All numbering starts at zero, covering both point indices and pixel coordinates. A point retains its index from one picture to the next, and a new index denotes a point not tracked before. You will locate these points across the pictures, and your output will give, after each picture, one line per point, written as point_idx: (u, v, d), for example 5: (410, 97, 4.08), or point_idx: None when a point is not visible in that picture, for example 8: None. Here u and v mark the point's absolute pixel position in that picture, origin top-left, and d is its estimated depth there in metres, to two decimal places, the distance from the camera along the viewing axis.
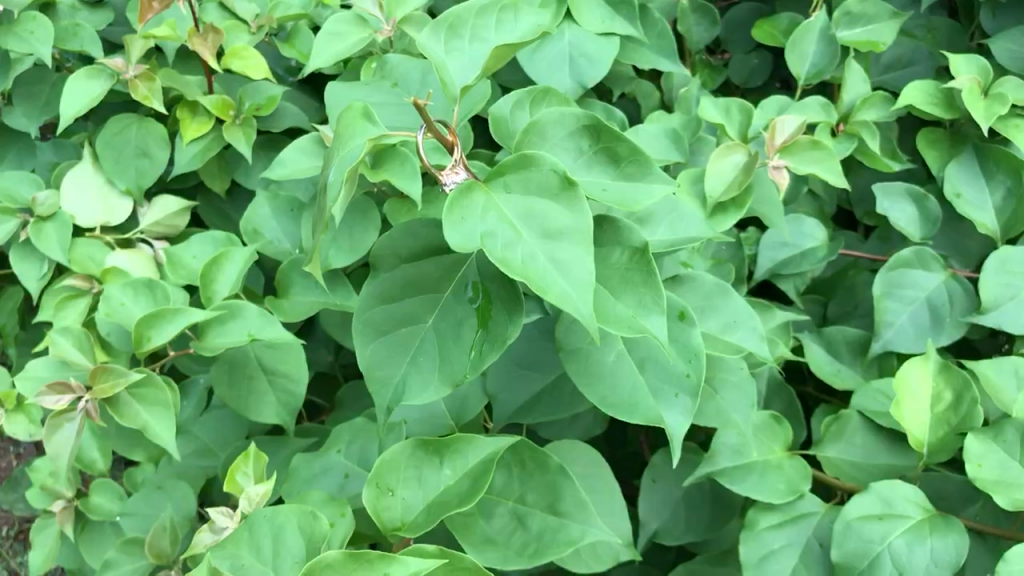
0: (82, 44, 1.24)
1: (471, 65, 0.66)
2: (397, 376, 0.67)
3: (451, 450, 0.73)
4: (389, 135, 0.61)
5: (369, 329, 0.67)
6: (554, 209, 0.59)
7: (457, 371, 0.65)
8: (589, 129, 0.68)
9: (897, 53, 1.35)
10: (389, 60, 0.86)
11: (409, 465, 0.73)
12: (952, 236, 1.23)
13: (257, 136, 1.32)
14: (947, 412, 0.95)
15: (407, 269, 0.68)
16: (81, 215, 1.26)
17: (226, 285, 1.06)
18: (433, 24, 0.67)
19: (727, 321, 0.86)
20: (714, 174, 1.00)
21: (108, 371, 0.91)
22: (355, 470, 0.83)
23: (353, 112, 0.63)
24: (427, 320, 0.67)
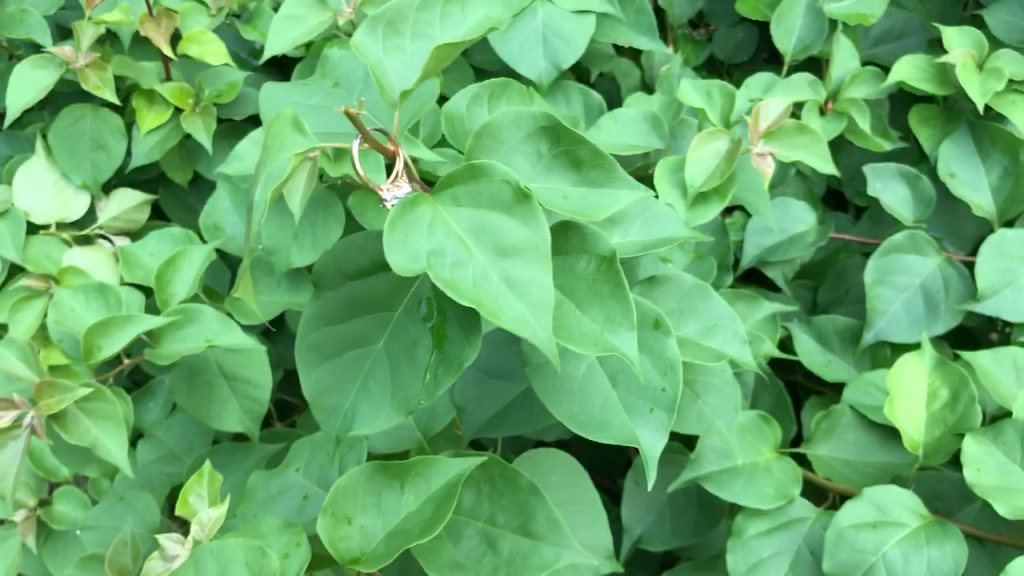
0: (28, 31, 1.17)
1: (411, 67, 0.62)
2: (346, 403, 0.64)
3: (412, 475, 0.68)
4: (318, 145, 0.57)
5: (315, 353, 0.64)
6: (508, 222, 0.56)
7: (410, 397, 0.62)
8: (548, 129, 0.62)
9: (888, 26, 1.29)
10: (334, 56, 0.78)
11: (367, 491, 0.69)
12: (946, 218, 1.18)
13: (218, 124, 1.26)
14: (944, 410, 0.90)
15: (353, 285, 0.65)
16: (35, 211, 1.20)
17: (184, 287, 1.01)
18: (372, 20, 0.63)
19: (707, 324, 0.81)
20: (694, 159, 0.95)
21: (54, 387, 0.85)
22: (314, 490, 0.78)
23: (280, 118, 0.59)
24: (379, 340, 0.64)
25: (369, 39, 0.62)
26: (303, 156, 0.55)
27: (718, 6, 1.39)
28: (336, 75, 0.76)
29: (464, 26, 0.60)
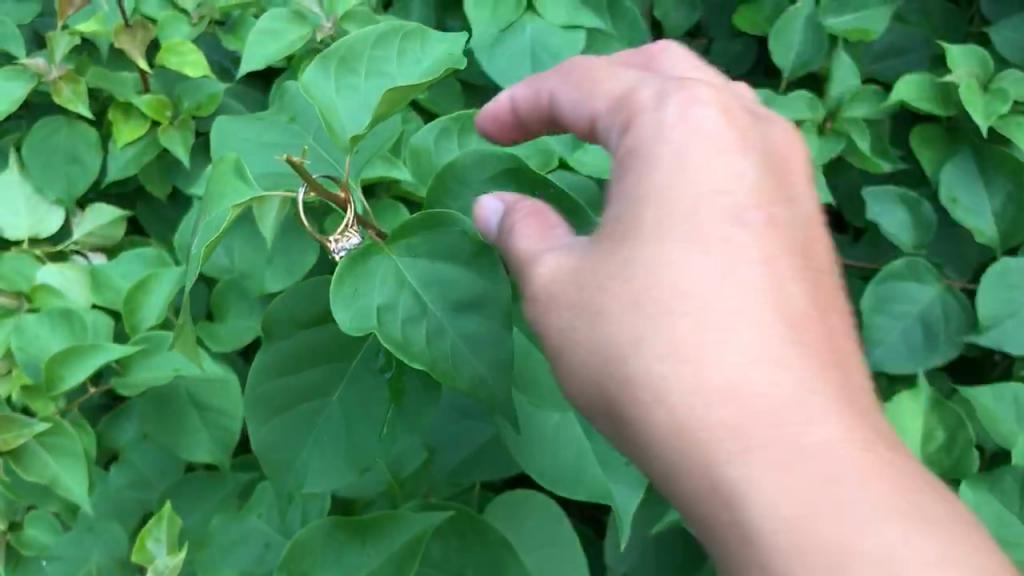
0: (2, 41, 1.13)
1: (361, 110, 0.69)
2: (299, 458, 0.70)
3: (373, 532, 0.73)
4: (257, 197, 0.63)
5: (264, 408, 0.68)
6: (463, 276, 0.64)
7: (367, 454, 0.70)
8: (512, 171, 0.67)
9: (889, 41, 1.25)
10: (289, 87, 0.83)
11: (329, 548, 0.73)
12: (948, 243, 1.14)
13: (198, 138, 1.23)
14: (938, 453, 0.87)
15: (304, 335, 0.69)
16: (9, 227, 1.16)
17: (153, 312, 0.97)
18: (325, 57, 0.70)
19: None
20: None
21: (12, 421, 0.83)
22: (275, 538, 0.81)
23: (225, 164, 0.66)
24: (334, 392, 0.70)
25: (322, 81, 0.69)
26: (238, 209, 0.61)
27: (715, 17, 1.35)
28: (292, 107, 0.81)
29: (420, 68, 0.70)
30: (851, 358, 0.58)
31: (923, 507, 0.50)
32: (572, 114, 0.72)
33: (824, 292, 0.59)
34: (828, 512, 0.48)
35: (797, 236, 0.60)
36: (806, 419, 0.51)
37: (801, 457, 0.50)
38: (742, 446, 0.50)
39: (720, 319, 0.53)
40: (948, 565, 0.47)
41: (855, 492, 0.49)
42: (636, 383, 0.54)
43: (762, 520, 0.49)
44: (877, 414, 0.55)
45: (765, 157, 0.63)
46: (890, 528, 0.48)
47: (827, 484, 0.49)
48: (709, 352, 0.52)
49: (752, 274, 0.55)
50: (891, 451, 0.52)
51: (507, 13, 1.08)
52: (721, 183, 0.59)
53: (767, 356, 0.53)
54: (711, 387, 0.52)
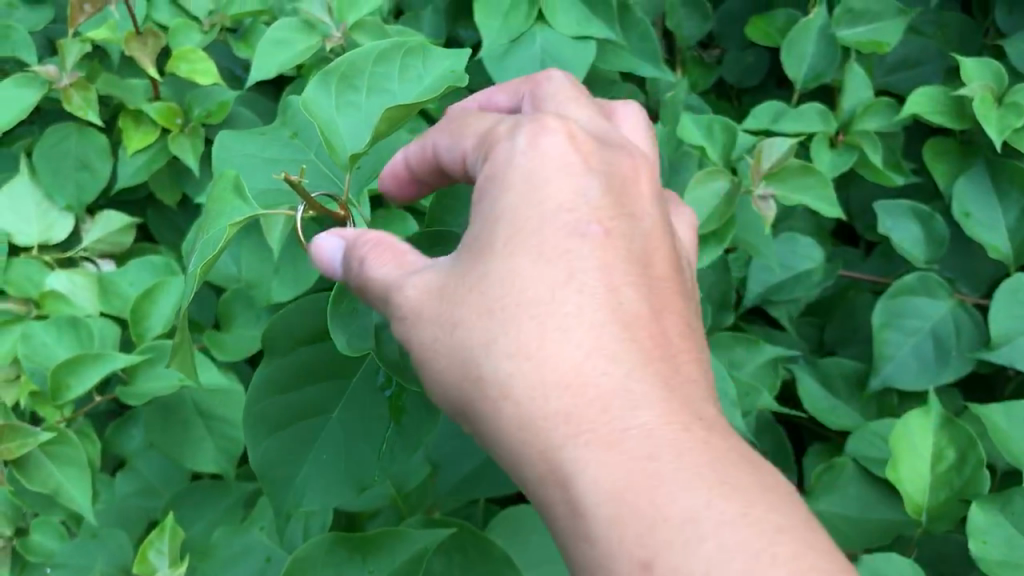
0: (14, 48, 1.14)
1: (362, 126, 0.71)
2: (297, 475, 0.70)
3: (374, 549, 0.74)
4: (256, 213, 0.62)
5: (263, 425, 0.69)
6: None
7: (366, 473, 0.71)
8: None
9: (904, 53, 1.24)
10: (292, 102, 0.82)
11: (329, 563, 0.74)
12: (960, 257, 1.13)
13: (208, 145, 1.23)
14: (949, 473, 0.86)
15: (303, 352, 0.71)
16: (19, 233, 1.16)
17: (160, 321, 0.97)
18: (326, 73, 0.71)
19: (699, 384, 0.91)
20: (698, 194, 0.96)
21: (16, 430, 0.83)
22: (277, 552, 0.82)
23: (225, 182, 0.66)
24: (334, 410, 0.72)
25: (323, 101, 0.70)
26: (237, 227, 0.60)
27: (728, 28, 1.35)
28: (296, 122, 0.80)
29: (422, 84, 0.72)
30: (690, 357, 0.59)
31: (739, 480, 0.51)
32: (450, 160, 0.72)
33: (664, 294, 0.60)
34: (646, 488, 0.50)
35: (643, 245, 0.62)
36: (630, 405, 0.53)
37: (622, 439, 0.52)
38: (570, 433, 0.52)
39: (555, 319, 0.55)
40: (758, 530, 0.49)
41: (673, 468, 0.51)
42: (493, 387, 0.56)
43: (589, 500, 0.51)
44: (708, 404, 0.57)
45: (618, 168, 0.64)
46: (702, 500, 0.50)
47: (647, 465, 0.51)
48: (545, 349, 0.54)
49: (590, 278, 0.57)
50: (718, 435, 0.54)
51: (517, 24, 1.07)
52: (569, 199, 0.60)
53: (597, 350, 0.55)
54: (556, 382, 0.53)
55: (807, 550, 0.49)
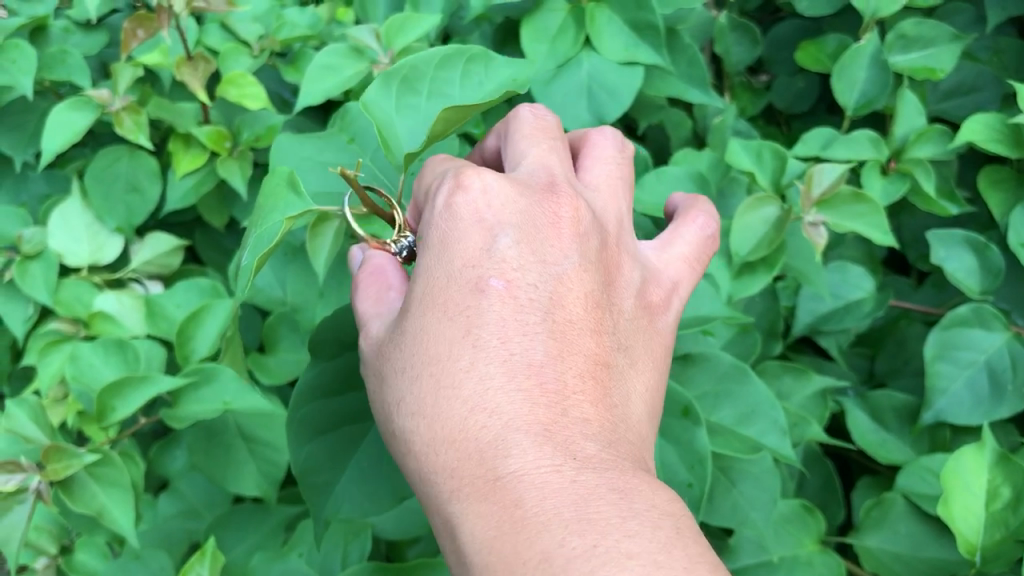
0: (68, 73, 1.16)
1: (421, 124, 0.75)
2: (334, 483, 0.72)
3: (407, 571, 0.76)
4: (310, 209, 0.63)
5: (305, 432, 0.70)
6: None
7: (405, 484, 0.74)
8: None
9: (959, 79, 1.21)
10: (352, 108, 0.85)
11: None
12: (1017, 287, 1.10)
13: (257, 169, 1.24)
14: (1005, 512, 0.83)
15: (349, 357, 0.72)
16: (69, 253, 1.19)
17: (205, 344, 0.98)
18: (388, 75, 0.75)
19: (746, 411, 0.90)
20: (743, 232, 0.95)
21: (62, 451, 0.82)
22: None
23: (278, 179, 0.67)
24: (375, 418, 0.74)
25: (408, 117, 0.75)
26: (293, 221, 0.61)
27: (779, 52, 1.33)
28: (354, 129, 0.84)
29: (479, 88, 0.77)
30: (590, 397, 0.60)
31: (599, 515, 0.51)
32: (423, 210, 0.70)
33: (567, 337, 0.61)
34: (511, 534, 0.51)
35: (547, 292, 0.62)
36: (505, 453, 0.54)
37: (495, 490, 0.53)
38: (457, 490, 0.54)
39: (447, 375, 0.57)
40: (608, 557, 0.49)
41: (537, 510, 0.51)
42: (402, 445, 0.59)
43: (470, 550, 0.53)
44: (598, 441, 0.57)
45: (538, 206, 0.65)
46: (557, 537, 0.50)
47: (515, 511, 0.52)
48: (437, 408, 0.57)
49: (485, 330, 0.59)
50: (597, 473, 0.54)
51: (565, 49, 1.07)
52: (473, 256, 0.61)
53: (481, 406, 0.56)
54: (445, 438, 0.56)
55: None
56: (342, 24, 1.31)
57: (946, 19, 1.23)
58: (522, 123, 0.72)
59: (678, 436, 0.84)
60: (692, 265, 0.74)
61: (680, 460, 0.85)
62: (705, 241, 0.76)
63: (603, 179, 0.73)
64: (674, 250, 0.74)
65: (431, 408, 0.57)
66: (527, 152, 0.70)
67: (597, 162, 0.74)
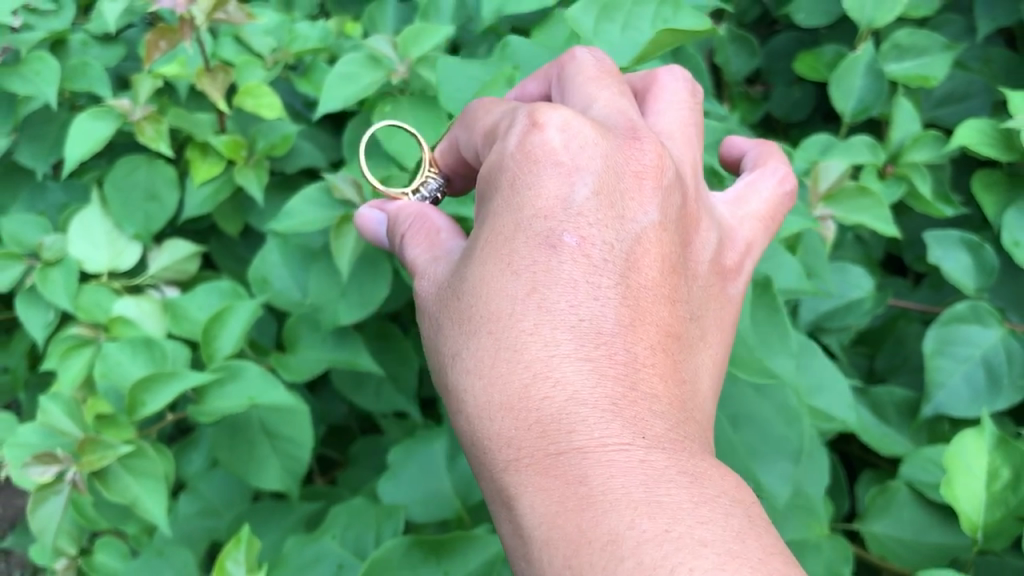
0: (89, 83, 1.19)
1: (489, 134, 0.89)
2: None
3: (447, 550, 0.80)
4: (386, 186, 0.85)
5: None
6: None
7: None
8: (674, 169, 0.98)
9: (951, 87, 1.26)
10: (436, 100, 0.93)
11: (402, 566, 0.79)
12: (1012, 287, 1.13)
13: (272, 177, 1.27)
14: (1005, 492, 0.86)
15: None
16: (88, 260, 1.20)
17: (229, 342, 1.00)
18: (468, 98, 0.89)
19: (814, 383, 0.97)
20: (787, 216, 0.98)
21: (96, 442, 0.85)
22: (349, 559, 0.83)
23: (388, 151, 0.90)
24: None
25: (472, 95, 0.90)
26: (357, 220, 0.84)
27: (776, 64, 1.38)
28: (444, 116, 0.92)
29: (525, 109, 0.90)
30: (660, 374, 0.61)
31: (670, 499, 0.53)
32: (468, 148, 0.78)
33: (642, 305, 0.64)
34: (576, 512, 0.53)
35: (621, 254, 0.65)
36: (570, 429, 0.56)
37: (559, 462, 0.55)
38: (516, 458, 0.57)
39: (510, 336, 0.60)
40: (682, 544, 0.50)
41: (604, 490, 0.53)
42: (458, 404, 0.62)
43: (528, 524, 0.55)
44: (666, 417, 0.59)
45: (619, 150, 0.68)
46: (626, 520, 0.52)
47: (576, 486, 0.54)
48: (497, 370, 0.59)
49: (553, 288, 0.61)
50: (667, 454, 0.56)
51: (577, 33, 1.04)
52: (543, 211, 0.64)
53: (546, 375, 0.58)
54: (505, 404, 0.58)
55: (732, 567, 0.49)
56: (350, 38, 1.34)
57: (938, 30, 1.28)
58: (582, 69, 0.78)
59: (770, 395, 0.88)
60: (765, 222, 0.78)
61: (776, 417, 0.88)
62: (783, 196, 0.79)
63: (678, 127, 0.78)
64: (748, 209, 0.78)
65: (490, 368, 0.60)
66: (597, 94, 0.76)
67: (670, 101, 0.80)
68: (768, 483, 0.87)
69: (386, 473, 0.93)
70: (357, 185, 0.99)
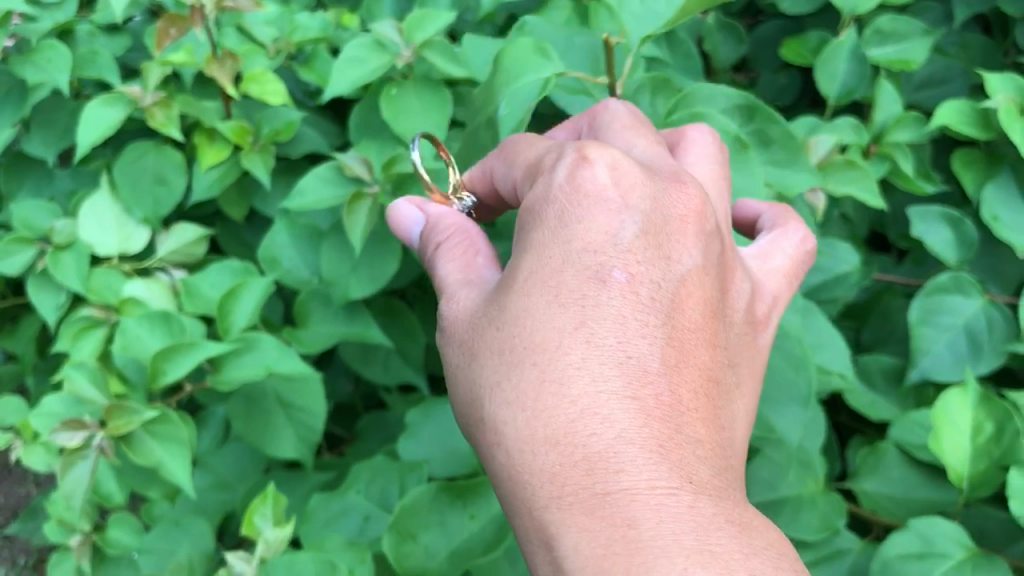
0: (99, 71, 1.22)
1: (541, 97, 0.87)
2: None
3: (470, 497, 0.85)
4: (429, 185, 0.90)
5: None
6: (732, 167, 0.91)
7: None
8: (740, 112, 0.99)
9: (930, 71, 1.31)
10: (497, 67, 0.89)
11: (432, 511, 0.84)
12: (989, 260, 1.19)
13: (277, 162, 1.31)
14: (988, 444, 0.91)
15: None
16: (98, 243, 1.23)
17: (243, 316, 1.03)
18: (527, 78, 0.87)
19: (816, 341, 0.97)
20: (783, 169, 0.99)
21: (121, 408, 0.88)
22: (374, 512, 0.90)
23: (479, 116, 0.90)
24: None
25: (529, 81, 0.87)
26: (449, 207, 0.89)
27: (762, 51, 1.43)
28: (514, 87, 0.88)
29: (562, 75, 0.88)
30: (701, 419, 0.65)
31: (719, 548, 0.57)
32: (505, 184, 0.81)
33: (684, 347, 0.67)
34: (623, 555, 0.56)
35: (664, 294, 0.68)
36: (616, 469, 0.59)
37: (605, 503, 0.58)
38: (561, 494, 0.59)
39: (555, 369, 0.63)
40: None
41: (652, 534, 0.56)
42: (497, 434, 0.64)
43: (572, 563, 0.58)
44: (709, 462, 0.62)
45: (664, 195, 0.72)
46: (678, 566, 0.55)
47: (623, 528, 0.57)
48: (542, 403, 0.62)
49: (600, 324, 0.64)
50: (712, 501, 0.60)
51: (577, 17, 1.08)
52: (588, 247, 0.68)
53: (592, 412, 0.61)
54: (547, 438, 0.61)
55: None
56: (349, 28, 1.38)
57: (917, 16, 1.33)
58: (614, 118, 0.83)
59: (778, 345, 0.87)
60: (790, 277, 0.83)
61: (785, 364, 0.87)
62: (806, 255, 0.84)
63: (708, 174, 0.82)
64: (772, 263, 0.82)
65: (534, 399, 0.62)
66: (635, 140, 0.81)
67: (699, 154, 0.84)
68: (783, 428, 0.86)
69: (405, 433, 0.97)
70: (368, 163, 1.04)
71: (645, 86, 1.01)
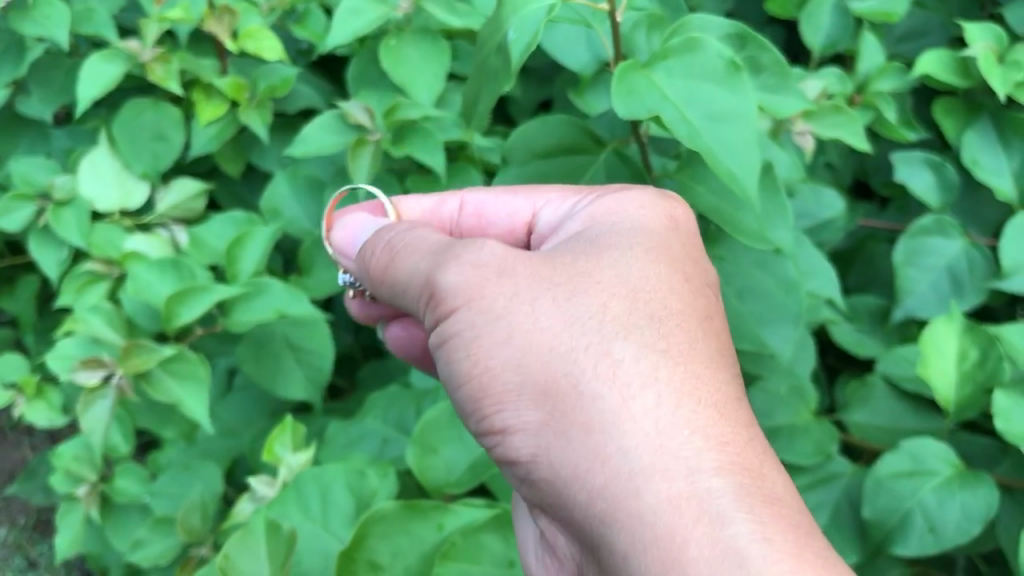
0: (96, 29, 1.23)
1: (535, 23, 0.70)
2: None
3: None
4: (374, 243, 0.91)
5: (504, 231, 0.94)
6: (720, 92, 0.69)
7: None
8: (737, 37, 0.83)
9: (910, 25, 1.35)
10: None
11: (449, 426, 0.89)
12: (969, 204, 1.24)
13: (273, 118, 1.32)
14: (973, 369, 0.95)
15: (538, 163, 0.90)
16: (99, 199, 1.25)
17: (251, 262, 1.06)
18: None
19: (809, 270, 1.02)
20: (777, 97, 0.83)
21: (140, 347, 0.92)
22: (391, 436, 1.00)
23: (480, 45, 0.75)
24: None
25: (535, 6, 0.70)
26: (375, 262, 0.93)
27: (747, 7, 1.46)
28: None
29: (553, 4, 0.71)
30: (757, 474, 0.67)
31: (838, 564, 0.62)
32: (502, 212, 0.91)
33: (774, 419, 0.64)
34: (802, 543, 0.59)
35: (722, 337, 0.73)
36: (761, 472, 0.62)
37: (768, 498, 0.61)
38: (722, 469, 0.60)
39: (692, 360, 0.65)
40: None
41: (808, 535, 0.60)
42: (626, 388, 0.61)
43: (744, 533, 0.57)
44: None
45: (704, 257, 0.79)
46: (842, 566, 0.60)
47: (793, 529, 0.59)
48: (688, 382, 0.64)
49: (708, 338, 0.69)
50: None
51: None
52: (686, 268, 0.72)
53: (727, 411, 0.64)
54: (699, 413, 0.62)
55: None
56: None
57: None
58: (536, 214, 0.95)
59: (772, 269, 0.90)
60: None
61: (774, 287, 0.90)
62: None
63: None
64: None
65: (678, 376, 0.63)
66: None
67: None
68: (774, 345, 0.90)
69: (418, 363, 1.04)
70: (370, 113, 1.07)
71: (640, 23, 0.87)
